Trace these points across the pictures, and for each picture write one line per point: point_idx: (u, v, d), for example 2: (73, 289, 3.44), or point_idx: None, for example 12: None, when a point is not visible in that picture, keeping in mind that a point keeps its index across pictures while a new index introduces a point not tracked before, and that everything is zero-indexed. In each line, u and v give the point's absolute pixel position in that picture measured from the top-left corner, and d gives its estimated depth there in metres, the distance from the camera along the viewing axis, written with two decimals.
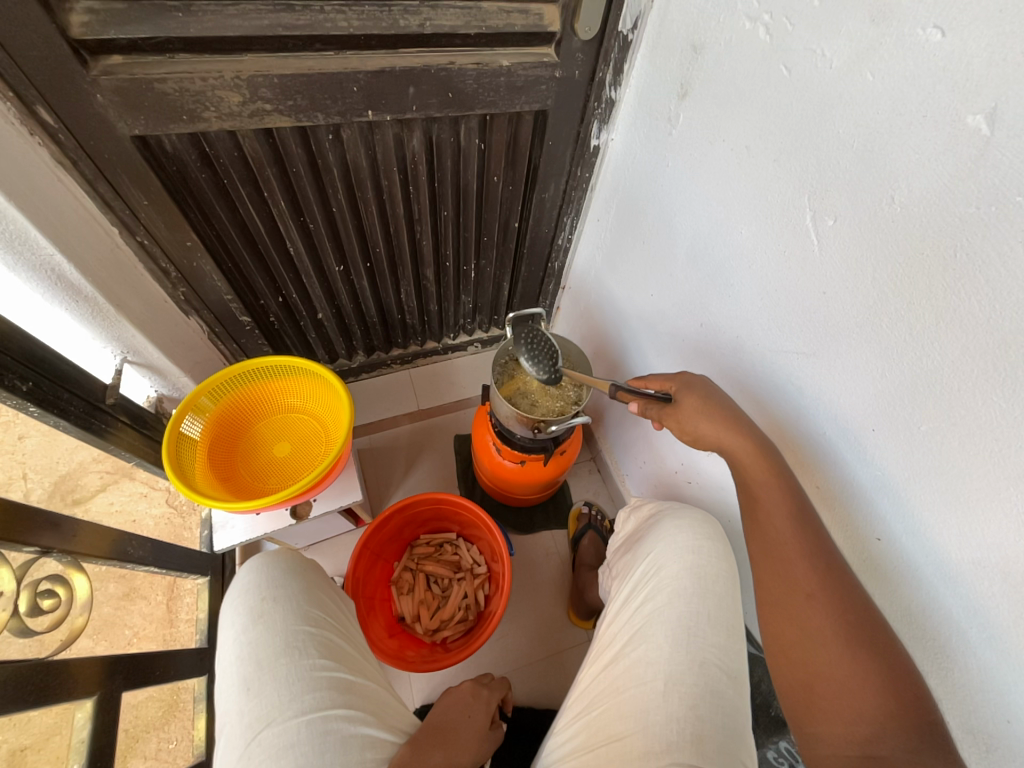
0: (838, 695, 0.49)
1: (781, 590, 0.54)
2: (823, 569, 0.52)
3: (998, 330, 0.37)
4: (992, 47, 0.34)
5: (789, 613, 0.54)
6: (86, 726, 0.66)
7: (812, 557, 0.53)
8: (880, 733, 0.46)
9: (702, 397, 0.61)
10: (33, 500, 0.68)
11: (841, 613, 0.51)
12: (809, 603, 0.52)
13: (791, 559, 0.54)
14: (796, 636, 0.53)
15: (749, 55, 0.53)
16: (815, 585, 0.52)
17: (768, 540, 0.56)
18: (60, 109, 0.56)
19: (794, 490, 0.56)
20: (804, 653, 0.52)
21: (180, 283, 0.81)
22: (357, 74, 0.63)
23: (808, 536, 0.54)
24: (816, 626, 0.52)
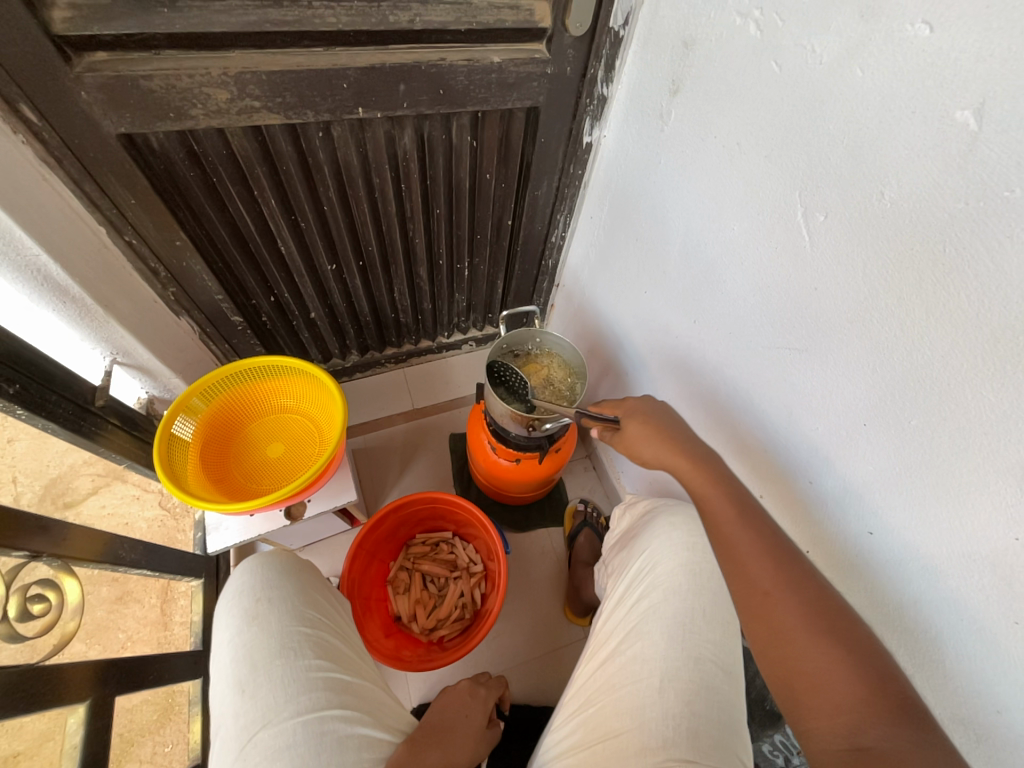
0: (816, 691, 0.48)
1: (742, 591, 0.55)
2: (776, 567, 0.54)
3: (988, 324, 0.37)
4: (980, 42, 0.34)
5: (753, 612, 0.54)
6: (79, 731, 0.66)
7: (766, 556, 0.55)
8: (862, 723, 0.44)
9: (644, 422, 0.70)
10: (22, 504, 0.67)
11: (802, 605, 0.52)
12: (769, 600, 0.53)
13: (744, 558, 0.56)
14: (766, 634, 0.53)
15: (740, 51, 0.53)
16: (772, 583, 0.54)
17: (726, 542, 0.58)
18: (44, 107, 0.56)
19: (739, 497, 0.61)
20: (779, 651, 0.51)
21: (170, 283, 0.80)
22: (346, 70, 0.62)
23: (761, 538, 0.57)
24: (783, 622, 0.52)
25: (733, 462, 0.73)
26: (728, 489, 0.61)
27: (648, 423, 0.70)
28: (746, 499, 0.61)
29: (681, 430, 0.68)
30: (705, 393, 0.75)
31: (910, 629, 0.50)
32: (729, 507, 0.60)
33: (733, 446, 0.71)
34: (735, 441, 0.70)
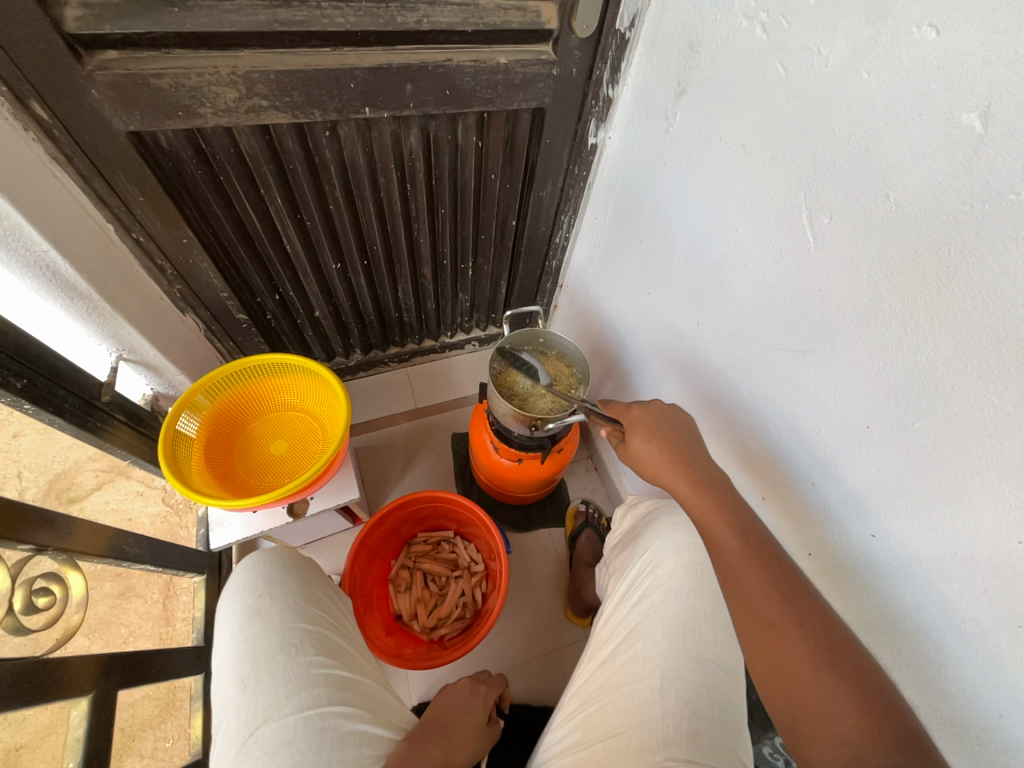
0: (819, 723, 0.47)
1: (745, 622, 0.54)
2: (780, 598, 0.53)
3: (992, 327, 0.37)
4: (986, 45, 0.34)
5: (756, 643, 0.53)
6: (81, 725, 0.66)
7: (771, 586, 0.54)
8: (862, 754, 0.44)
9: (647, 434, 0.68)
10: (28, 498, 0.67)
11: (807, 638, 0.51)
12: (773, 632, 0.52)
13: (747, 588, 0.55)
14: (768, 665, 0.52)
15: (745, 53, 0.53)
16: (774, 615, 0.52)
17: (730, 571, 0.57)
18: (54, 104, 0.56)
19: (744, 522, 0.59)
20: (781, 682, 0.50)
21: (176, 281, 0.81)
22: (354, 70, 0.63)
23: (764, 567, 0.55)
24: (787, 654, 0.51)
25: (735, 463, 0.73)
26: (732, 514, 0.60)
27: (654, 438, 0.68)
28: (750, 524, 0.59)
29: (687, 446, 0.66)
30: (707, 394, 0.75)
31: (911, 633, 0.50)
32: (733, 532, 0.58)
33: (735, 448, 0.71)
34: (738, 443, 0.71)
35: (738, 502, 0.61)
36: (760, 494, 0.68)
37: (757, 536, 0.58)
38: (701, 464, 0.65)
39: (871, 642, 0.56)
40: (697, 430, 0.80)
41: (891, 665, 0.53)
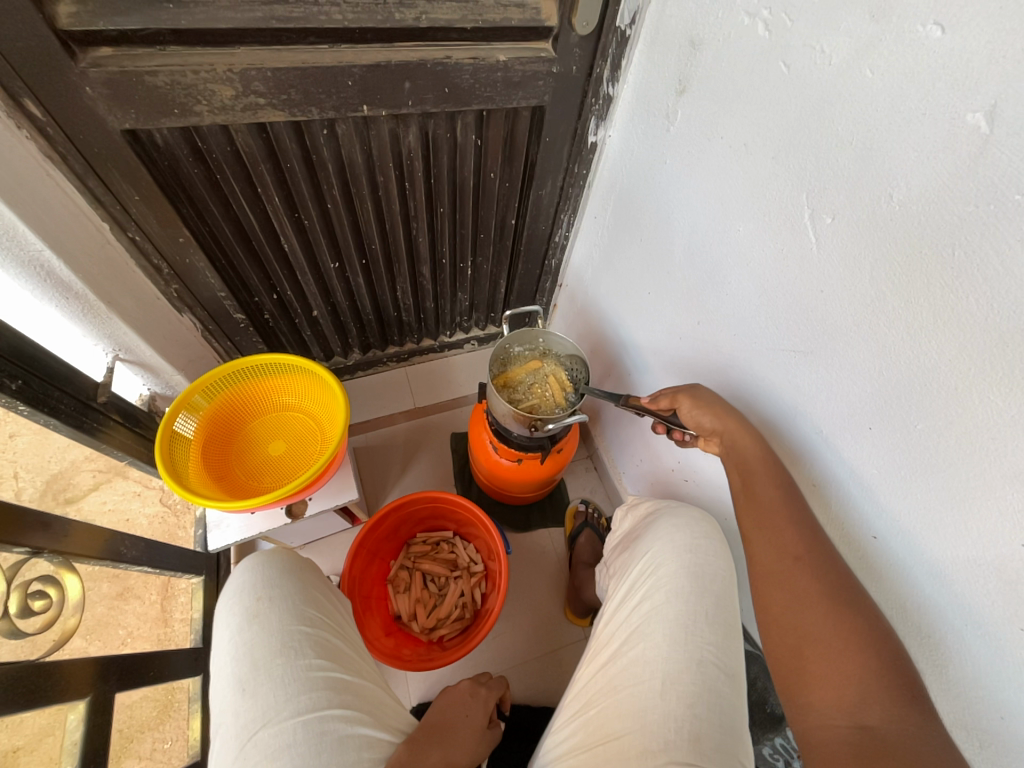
0: (830, 660, 0.48)
1: (771, 558, 0.55)
2: (809, 538, 0.54)
3: (996, 329, 0.37)
4: (992, 44, 0.33)
5: (779, 578, 0.54)
6: (78, 728, 0.65)
7: (799, 522, 0.55)
8: (866, 700, 0.45)
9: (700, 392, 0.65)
10: (24, 500, 0.67)
11: (828, 576, 0.52)
12: (799, 566, 0.53)
13: (780, 524, 0.55)
14: (787, 600, 0.53)
15: (748, 51, 0.52)
16: (803, 549, 0.53)
17: (762, 508, 0.57)
18: (46, 101, 0.55)
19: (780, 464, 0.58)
20: (795, 618, 0.52)
21: (173, 280, 0.80)
22: (352, 68, 0.62)
23: (796, 514, 0.55)
24: (808, 589, 0.52)
25: None
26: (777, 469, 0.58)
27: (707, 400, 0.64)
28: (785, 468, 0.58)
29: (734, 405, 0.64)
30: None
31: (913, 634, 0.50)
32: (773, 481, 0.57)
33: None
34: None
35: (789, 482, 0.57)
36: None
37: (789, 485, 0.57)
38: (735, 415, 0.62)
39: None
40: None
41: None
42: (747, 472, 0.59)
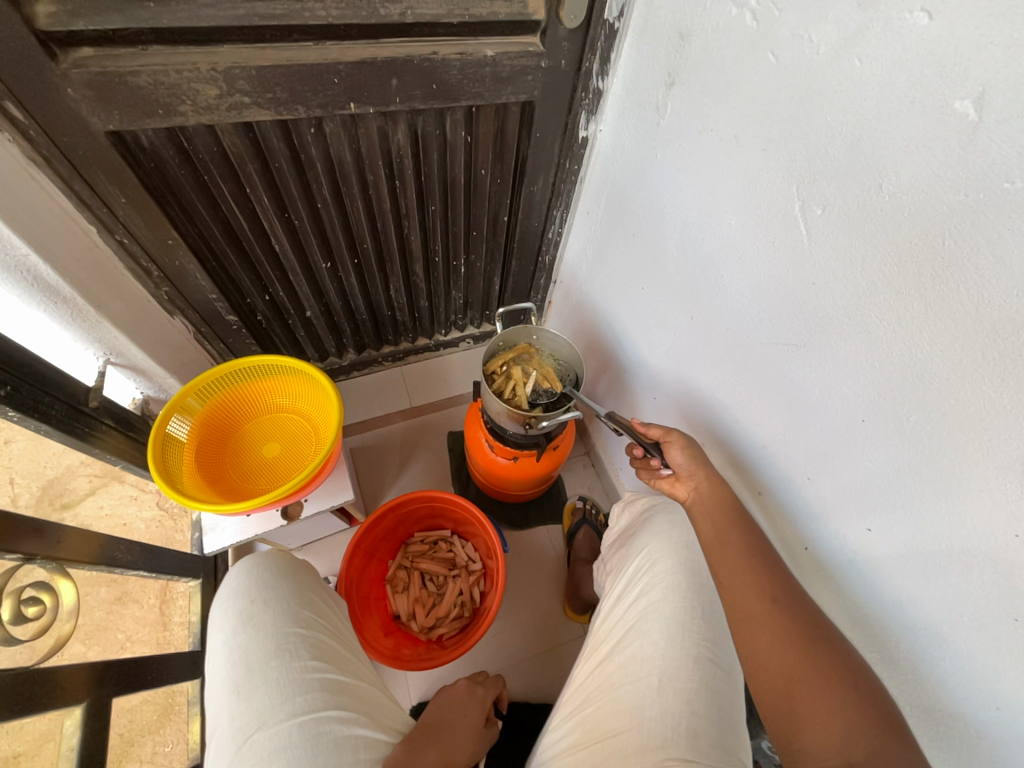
0: (816, 702, 0.50)
1: (745, 601, 0.57)
2: (778, 581, 0.57)
3: (987, 319, 0.37)
4: (981, 29, 0.33)
5: (757, 622, 0.56)
6: (76, 733, 0.65)
7: (767, 569, 0.58)
8: (852, 736, 0.47)
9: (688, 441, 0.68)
10: (19, 506, 0.66)
11: (802, 618, 0.54)
12: (774, 608, 0.55)
13: (750, 571, 0.58)
14: (769, 642, 0.54)
15: (737, 42, 0.52)
16: (777, 594, 0.56)
17: (732, 554, 0.60)
18: (29, 104, 0.55)
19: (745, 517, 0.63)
20: (778, 659, 0.53)
21: (163, 283, 0.79)
22: (337, 65, 0.61)
23: (764, 562, 0.59)
24: (787, 631, 0.54)
25: (730, 457, 0.72)
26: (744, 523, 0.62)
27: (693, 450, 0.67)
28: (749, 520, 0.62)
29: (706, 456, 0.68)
30: (703, 389, 0.74)
31: (906, 626, 0.50)
32: (740, 533, 0.61)
33: (730, 443, 0.71)
34: (733, 438, 0.70)
35: (757, 533, 0.61)
36: (756, 489, 0.68)
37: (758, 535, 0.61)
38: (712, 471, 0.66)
39: (867, 635, 0.55)
40: (692, 426, 0.79)
41: (887, 657, 0.53)
42: (716, 523, 0.62)
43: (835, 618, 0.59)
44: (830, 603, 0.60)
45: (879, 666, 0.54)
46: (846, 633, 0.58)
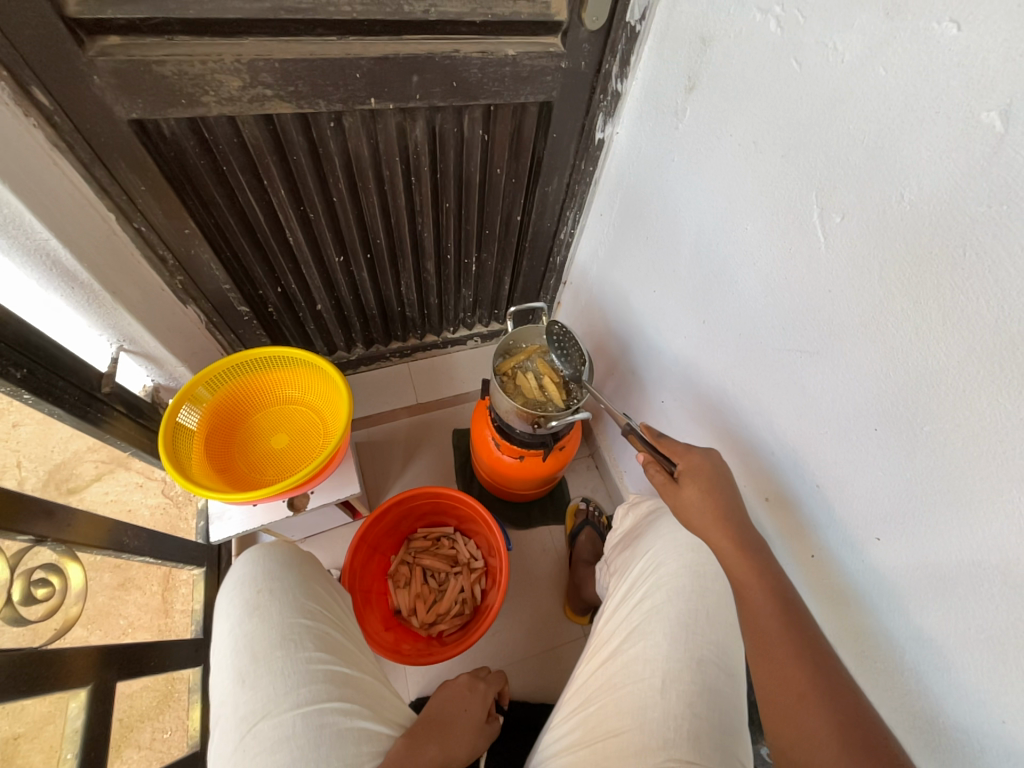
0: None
1: (773, 689, 0.54)
2: (812, 672, 0.54)
3: (1006, 330, 0.37)
4: (1010, 41, 0.33)
5: (783, 713, 0.52)
6: (79, 716, 0.66)
7: (800, 656, 0.55)
8: None
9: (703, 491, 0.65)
10: (27, 488, 0.66)
11: (835, 715, 0.51)
12: (802, 703, 0.52)
13: (781, 658, 0.55)
14: (795, 737, 0.51)
15: (759, 49, 0.52)
16: (808, 684, 0.53)
17: (764, 633, 0.57)
18: (55, 90, 0.55)
19: (785, 598, 0.59)
20: (803, 756, 0.50)
21: (178, 271, 0.80)
22: (360, 60, 0.62)
23: (797, 640, 0.56)
24: (815, 727, 0.50)
25: (736, 463, 0.72)
26: (775, 592, 0.59)
27: (704, 489, 0.65)
28: (794, 606, 0.58)
29: (730, 509, 0.64)
30: (712, 394, 0.74)
31: (912, 638, 0.50)
32: (773, 606, 0.58)
33: (737, 449, 0.71)
34: (741, 445, 0.70)
35: (791, 603, 0.58)
36: (762, 495, 0.68)
37: (796, 611, 0.58)
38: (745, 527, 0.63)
39: (871, 645, 0.55)
40: (700, 432, 0.79)
41: (890, 668, 0.53)
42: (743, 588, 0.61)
43: (840, 628, 0.59)
44: (834, 612, 0.60)
45: (883, 677, 0.54)
46: (850, 643, 0.58)
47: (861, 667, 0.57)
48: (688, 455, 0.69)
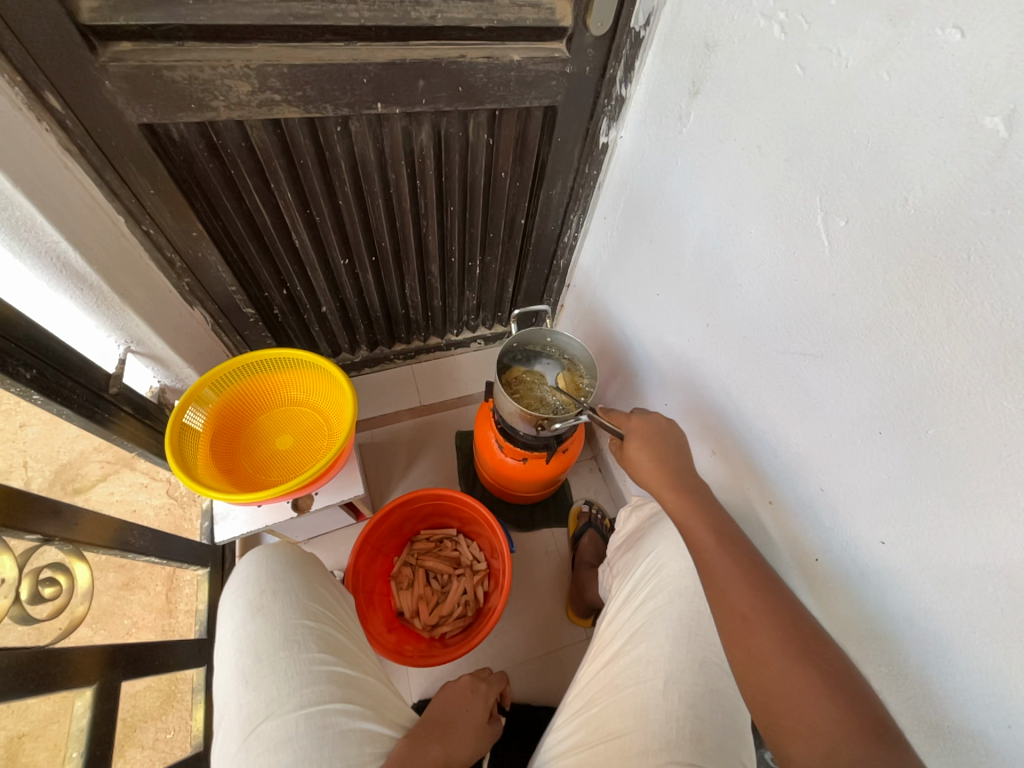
0: (799, 717, 0.47)
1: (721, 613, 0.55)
2: (755, 591, 0.54)
3: (1010, 334, 0.37)
4: (1013, 48, 0.33)
5: (734, 637, 0.53)
6: (85, 715, 0.66)
7: (742, 578, 0.55)
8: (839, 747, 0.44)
9: (645, 442, 0.70)
10: (33, 488, 0.67)
11: (781, 630, 0.52)
12: (747, 623, 0.53)
13: (723, 581, 0.56)
14: (746, 659, 0.51)
15: (763, 54, 0.52)
16: (750, 606, 0.53)
17: (705, 562, 0.58)
18: (67, 95, 0.56)
19: (721, 525, 0.60)
20: (757, 672, 0.50)
21: (185, 274, 0.81)
22: (367, 65, 0.62)
23: (739, 565, 0.56)
24: (763, 646, 0.51)
25: (739, 465, 0.72)
26: (710, 520, 0.61)
27: (644, 444, 0.70)
28: (730, 531, 0.60)
29: (667, 453, 0.68)
30: (716, 397, 0.74)
31: (916, 640, 0.49)
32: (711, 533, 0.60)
33: (741, 451, 0.71)
34: (745, 447, 0.70)
35: (727, 527, 0.60)
36: (766, 498, 0.68)
37: (731, 533, 0.60)
38: (680, 468, 0.66)
39: (875, 649, 0.55)
40: (703, 433, 0.79)
41: (895, 671, 0.53)
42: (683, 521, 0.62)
43: (845, 632, 0.59)
44: (838, 615, 0.59)
45: (887, 680, 0.54)
46: (854, 646, 0.58)
47: (865, 670, 0.57)
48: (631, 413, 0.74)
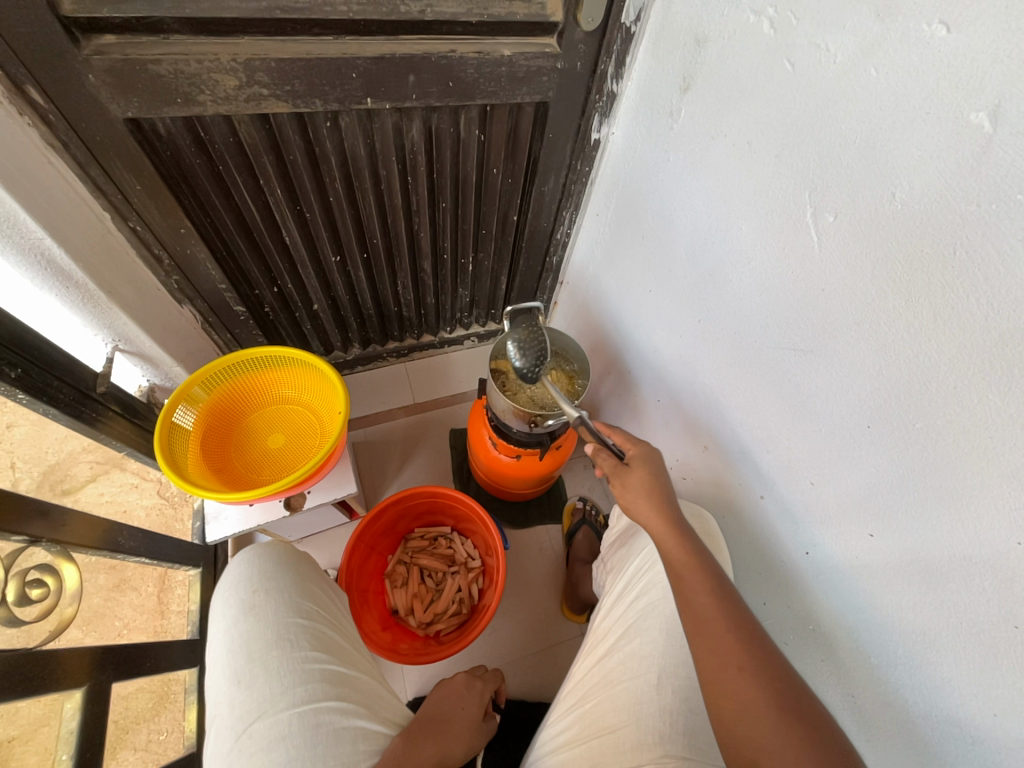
0: None
1: (712, 666, 0.52)
2: (749, 643, 0.52)
3: (996, 328, 0.37)
4: (998, 44, 0.34)
5: (724, 691, 0.50)
6: (75, 717, 0.65)
7: (736, 628, 0.53)
8: None
9: (651, 476, 0.64)
10: (21, 489, 0.66)
11: (773, 685, 0.49)
12: (740, 677, 0.50)
13: (717, 631, 0.53)
14: (735, 714, 0.49)
15: (753, 49, 0.52)
16: (744, 657, 0.51)
17: (697, 613, 0.55)
18: (50, 89, 0.55)
19: (714, 573, 0.57)
20: (746, 731, 0.48)
21: (173, 271, 0.80)
22: (356, 60, 0.62)
23: (733, 617, 0.54)
24: (753, 700, 0.49)
25: (730, 461, 0.73)
26: (706, 569, 0.57)
27: (650, 473, 0.64)
28: (724, 579, 0.57)
29: (667, 491, 0.63)
30: (707, 393, 0.74)
31: (905, 631, 0.50)
32: (706, 584, 0.56)
33: (732, 446, 0.71)
34: (736, 442, 0.70)
35: (721, 575, 0.57)
36: (758, 493, 0.68)
37: (722, 581, 0.57)
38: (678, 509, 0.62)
39: (865, 640, 0.55)
40: (695, 429, 0.79)
41: (883, 663, 0.53)
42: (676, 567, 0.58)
43: (834, 624, 0.59)
44: (827, 608, 0.60)
45: (876, 671, 0.55)
46: (843, 638, 0.58)
47: (855, 661, 0.57)
48: (639, 439, 0.68)
